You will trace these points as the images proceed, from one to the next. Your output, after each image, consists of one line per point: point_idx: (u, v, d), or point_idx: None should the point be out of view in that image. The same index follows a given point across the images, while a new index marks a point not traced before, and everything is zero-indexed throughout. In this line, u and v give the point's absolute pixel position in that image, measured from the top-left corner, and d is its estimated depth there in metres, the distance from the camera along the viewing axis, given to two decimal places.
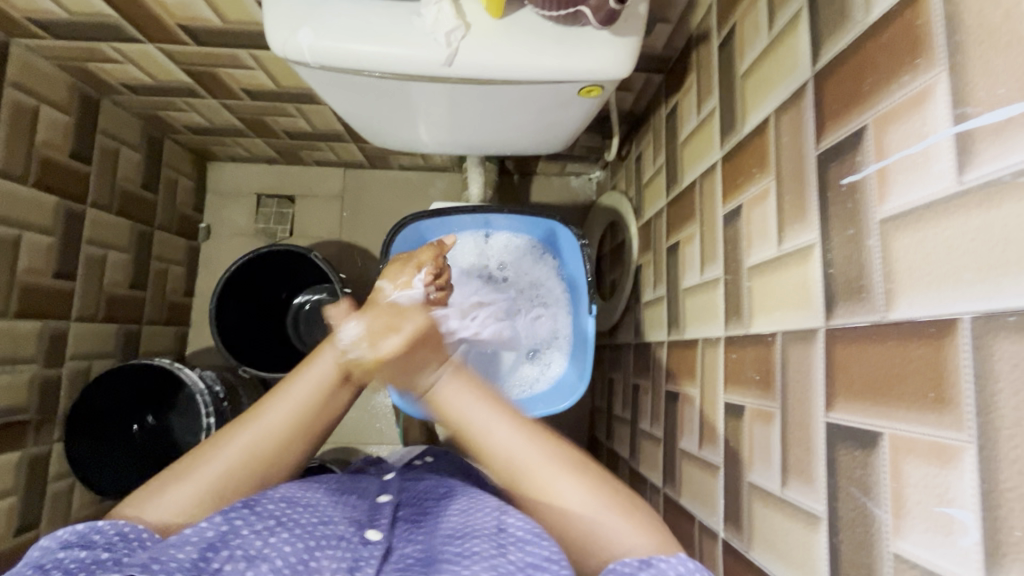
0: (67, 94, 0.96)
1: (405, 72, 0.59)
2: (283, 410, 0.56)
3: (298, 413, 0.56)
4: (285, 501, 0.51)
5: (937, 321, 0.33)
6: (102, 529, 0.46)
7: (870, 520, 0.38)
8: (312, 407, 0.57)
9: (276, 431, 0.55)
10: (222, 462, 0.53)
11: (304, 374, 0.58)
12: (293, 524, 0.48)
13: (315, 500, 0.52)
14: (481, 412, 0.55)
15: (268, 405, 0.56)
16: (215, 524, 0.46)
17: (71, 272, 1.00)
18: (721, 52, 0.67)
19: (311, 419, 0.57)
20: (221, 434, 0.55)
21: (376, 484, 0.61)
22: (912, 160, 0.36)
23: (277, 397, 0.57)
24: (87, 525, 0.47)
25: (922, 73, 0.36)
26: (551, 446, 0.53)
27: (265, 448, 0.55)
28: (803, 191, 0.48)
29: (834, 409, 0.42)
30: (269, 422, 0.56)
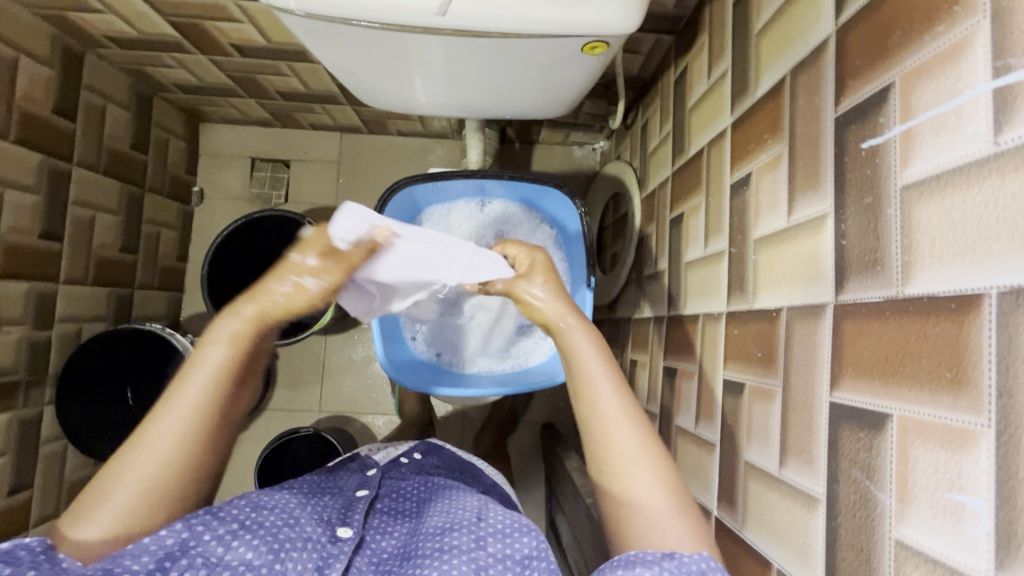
0: (47, 46, 0.92)
1: (396, 21, 0.56)
2: (172, 429, 0.48)
3: (194, 423, 0.48)
4: (251, 505, 0.50)
5: (958, 296, 0.31)
6: (29, 545, 0.42)
7: (872, 504, 0.36)
8: (205, 413, 0.49)
9: (167, 447, 0.47)
10: (126, 491, 0.46)
11: (178, 386, 0.49)
12: (259, 527, 0.48)
13: (282, 502, 0.52)
14: (600, 371, 0.53)
15: (157, 423, 0.48)
16: (176, 531, 0.45)
17: (58, 233, 0.98)
18: (736, 9, 0.63)
19: (197, 429, 0.48)
20: (108, 469, 0.47)
21: (356, 481, 0.63)
22: (941, 120, 0.33)
23: (161, 414, 0.48)
24: (10, 542, 0.42)
25: (960, 21, 0.32)
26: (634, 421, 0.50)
27: (159, 467, 0.47)
28: (817, 158, 0.45)
29: (839, 389, 0.40)
30: (155, 441, 0.47)
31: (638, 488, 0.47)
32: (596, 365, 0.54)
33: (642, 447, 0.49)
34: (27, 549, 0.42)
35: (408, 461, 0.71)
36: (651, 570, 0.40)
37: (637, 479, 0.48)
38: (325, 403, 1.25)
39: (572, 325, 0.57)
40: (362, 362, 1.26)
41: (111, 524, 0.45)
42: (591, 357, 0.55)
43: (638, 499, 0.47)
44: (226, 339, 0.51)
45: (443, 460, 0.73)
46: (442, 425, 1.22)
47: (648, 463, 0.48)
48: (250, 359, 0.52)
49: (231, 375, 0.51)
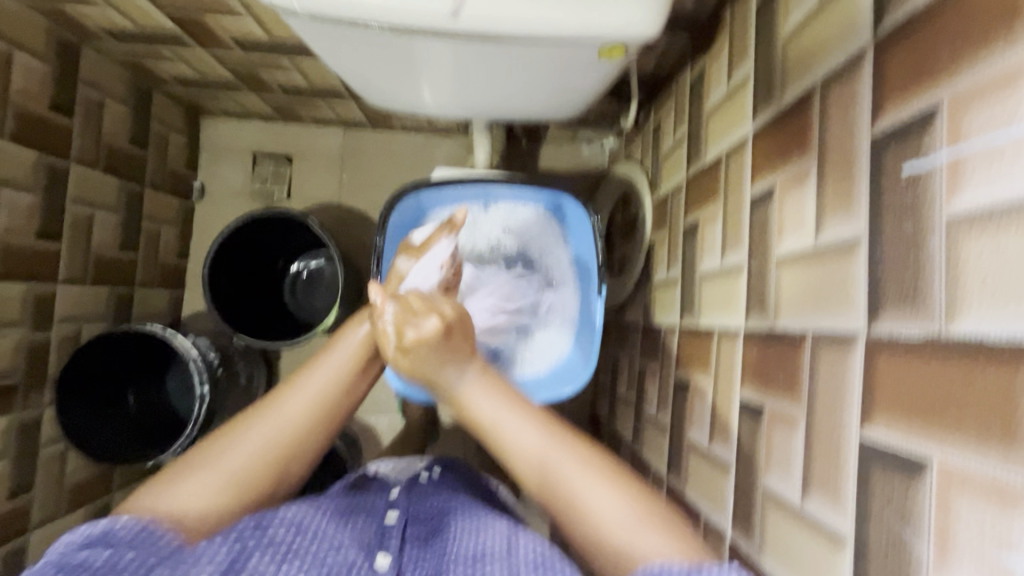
0: (43, 40, 0.89)
1: (405, 25, 0.53)
2: (300, 401, 0.53)
3: (313, 403, 0.54)
4: (294, 528, 0.48)
5: (1012, 342, 0.29)
6: (124, 527, 0.44)
7: (907, 550, 0.34)
8: (327, 398, 0.54)
9: (297, 419, 0.52)
10: (233, 454, 0.50)
11: (316, 368, 0.56)
12: (304, 554, 0.47)
13: (324, 526, 0.50)
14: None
15: (279, 399, 0.53)
16: (228, 544, 0.45)
17: (56, 233, 0.96)
18: (760, 11, 0.60)
19: (325, 414, 0.54)
20: (231, 427, 0.52)
21: (382, 504, 0.60)
22: (997, 149, 0.31)
23: (292, 390, 0.54)
24: (110, 522, 0.44)
25: (1020, 43, 0.30)
26: (576, 444, 0.51)
27: (285, 439, 0.52)
28: (849, 177, 0.42)
29: (872, 424, 0.38)
30: (289, 411, 0.53)
31: (601, 513, 0.47)
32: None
33: (598, 474, 0.49)
34: (123, 531, 0.43)
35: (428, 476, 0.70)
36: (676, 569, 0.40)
37: (595, 507, 0.48)
38: None
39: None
40: None
41: (221, 483, 0.49)
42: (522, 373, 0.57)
43: (601, 519, 0.47)
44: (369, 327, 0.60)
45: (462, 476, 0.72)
46: (446, 427, 1.20)
47: (602, 485, 0.49)
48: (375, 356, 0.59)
49: (361, 369, 0.57)
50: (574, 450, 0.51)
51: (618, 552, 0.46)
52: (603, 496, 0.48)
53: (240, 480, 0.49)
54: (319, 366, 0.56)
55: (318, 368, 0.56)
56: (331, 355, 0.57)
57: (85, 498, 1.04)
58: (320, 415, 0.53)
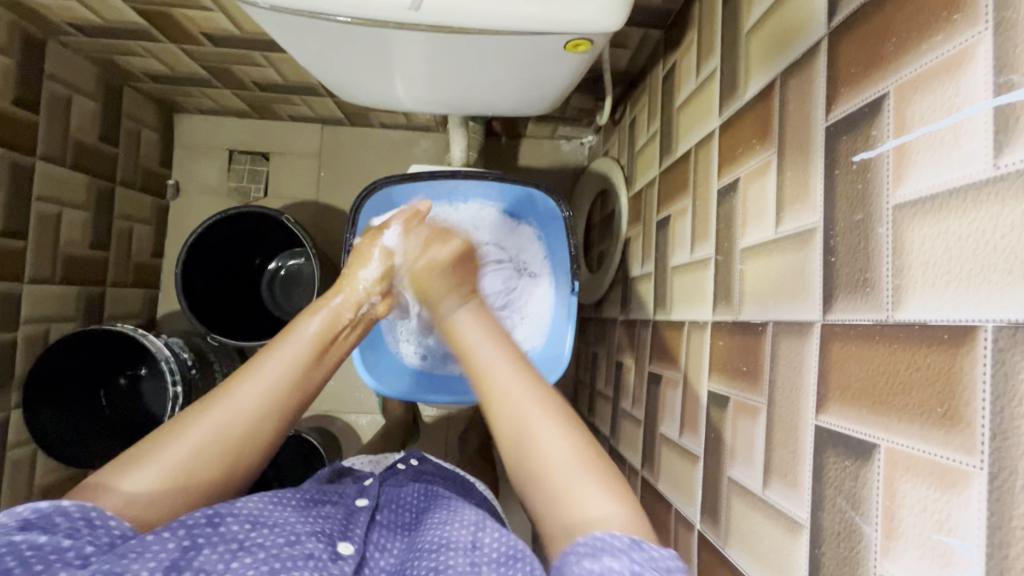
0: (5, 33, 0.87)
1: (368, 17, 0.52)
2: (257, 388, 0.52)
3: (273, 390, 0.53)
4: (250, 522, 0.48)
5: (953, 327, 0.29)
6: (67, 510, 0.43)
7: (857, 536, 0.35)
8: (287, 384, 0.54)
9: (249, 409, 0.51)
10: (186, 445, 0.48)
11: (269, 355, 0.55)
12: (259, 548, 0.46)
13: (282, 518, 0.50)
14: (506, 370, 0.53)
15: (235, 386, 0.52)
16: (178, 536, 0.44)
17: (22, 230, 0.93)
18: (726, 5, 0.60)
19: (278, 403, 0.53)
20: (180, 418, 0.50)
21: (354, 489, 0.60)
22: (938, 137, 0.31)
23: (245, 376, 0.53)
24: (50, 504, 0.43)
25: (959, 31, 0.30)
26: (547, 401, 0.50)
27: (236, 427, 0.50)
28: (806, 168, 0.43)
29: (824, 412, 0.38)
30: (240, 399, 0.51)
31: (552, 456, 0.47)
32: (498, 360, 0.54)
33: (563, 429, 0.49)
34: (65, 514, 0.42)
35: (405, 469, 0.69)
36: (620, 560, 0.38)
37: (551, 453, 0.47)
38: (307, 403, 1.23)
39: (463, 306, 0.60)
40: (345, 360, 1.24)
41: (167, 474, 0.47)
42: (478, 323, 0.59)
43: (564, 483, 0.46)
44: (316, 323, 0.59)
45: (439, 469, 0.72)
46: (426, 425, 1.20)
47: (559, 434, 0.48)
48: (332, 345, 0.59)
49: (316, 358, 0.57)
50: (543, 407, 0.50)
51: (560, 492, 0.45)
52: (560, 446, 0.47)
53: (193, 471, 0.48)
54: (281, 350, 0.55)
55: (278, 352, 0.55)
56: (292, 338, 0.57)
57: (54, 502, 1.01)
58: (276, 403, 0.53)
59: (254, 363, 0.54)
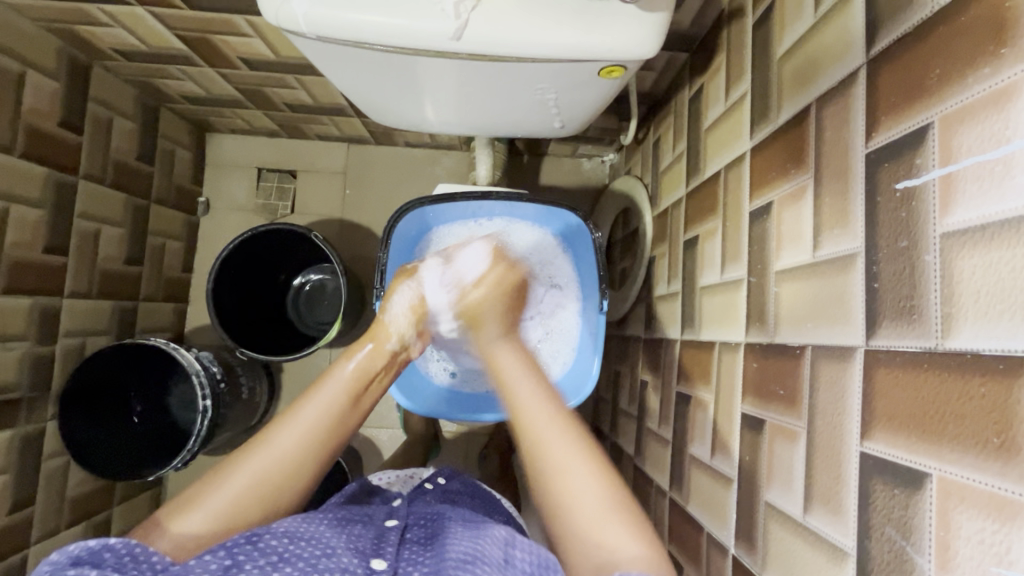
0: (54, 59, 0.91)
1: (409, 46, 0.54)
2: (295, 433, 0.55)
3: (309, 434, 0.55)
4: (289, 536, 0.48)
5: (1007, 357, 0.29)
6: (114, 546, 0.44)
7: (909, 566, 0.35)
8: (324, 426, 0.57)
9: (285, 456, 0.54)
10: (234, 487, 0.51)
11: (309, 402, 0.57)
12: (297, 558, 0.46)
13: (319, 532, 0.50)
14: (534, 402, 0.59)
15: (273, 433, 0.55)
16: (219, 557, 0.45)
17: (62, 247, 0.97)
18: (756, 30, 0.61)
19: (318, 444, 0.56)
20: (226, 464, 0.53)
21: (383, 512, 0.61)
22: (986, 169, 0.31)
23: (285, 423, 0.55)
24: (98, 542, 0.44)
25: (1007, 66, 0.31)
26: (566, 426, 0.57)
27: (272, 473, 0.53)
28: (846, 194, 0.43)
29: (871, 439, 0.38)
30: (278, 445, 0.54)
31: (565, 470, 0.53)
32: (536, 403, 0.59)
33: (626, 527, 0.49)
34: (113, 549, 0.44)
35: (432, 488, 0.70)
36: None
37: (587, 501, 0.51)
38: None
39: (501, 348, 0.67)
40: None
41: (213, 521, 0.50)
42: (511, 362, 0.65)
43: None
44: (351, 375, 0.62)
45: (466, 487, 0.72)
46: (447, 441, 1.20)
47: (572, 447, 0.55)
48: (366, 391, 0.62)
49: (351, 403, 0.60)
50: (563, 430, 0.56)
51: (561, 504, 0.51)
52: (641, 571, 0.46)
53: (235, 511, 0.50)
54: (319, 394, 0.58)
55: (316, 397, 0.58)
56: (328, 386, 0.59)
57: (84, 513, 1.03)
58: (315, 442, 0.55)
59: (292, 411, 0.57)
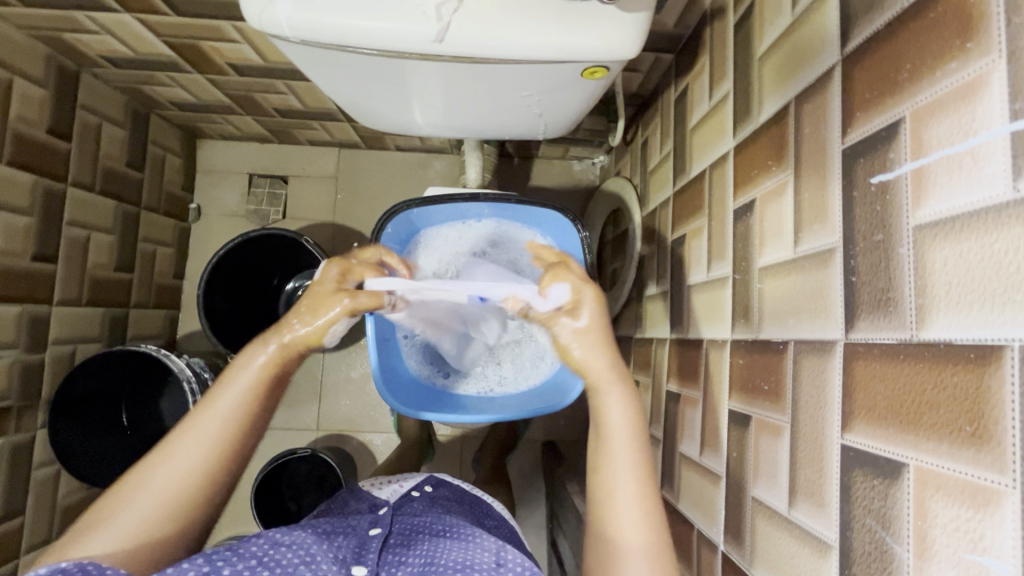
0: (42, 66, 0.91)
1: (392, 49, 0.54)
2: (195, 445, 0.49)
3: (212, 439, 0.50)
4: (270, 542, 0.48)
5: (978, 345, 0.30)
6: (66, 568, 0.39)
7: (889, 556, 0.35)
8: (228, 427, 0.51)
9: (187, 462, 0.49)
10: (136, 509, 0.47)
11: (208, 407, 0.52)
12: (277, 565, 0.46)
13: (300, 538, 0.50)
14: (622, 444, 0.54)
15: (170, 443, 0.50)
16: (198, 564, 0.44)
17: (52, 254, 0.96)
18: (737, 30, 0.62)
19: (225, 445, 0.51)
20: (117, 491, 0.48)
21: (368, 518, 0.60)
22: (955, 161, 0.32)
23: (182, 436, 0.50)
24: (48, 568, 0.40)
25: (972, 60, 0.31)
26: (635, 442, 0.54)
27: (176, 485, 0.48)
28: (824, 190, 0.44)
29: (851, 431, 0.39)
30: (175, 461, 0.49)
31: (617, 481, 0.52)
32: (624, 430, 0.55)
33: (641, 524, 0.50)
34: (66, 569, 0.39)
35: (420, 494, 0.70)
36: None
37: (623, 503, 0.51)
38: (323, 422, 1.24)
39: (610, 385, 0.57)
40: (361, 379, 1.25)
41: (122, 544, 0.45)
42: (614, 411, 0.56)
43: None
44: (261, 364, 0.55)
45: (454, 493, 0.73)
46: (441, 445, 1.20)
47: (633, 465, 0.53)
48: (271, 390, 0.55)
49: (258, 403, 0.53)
50: (629, 446, 0.54)
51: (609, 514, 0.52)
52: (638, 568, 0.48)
53: (146, 529, 0.46)
54: (228, 383, 0.53)
55: (229, 384, 0.53)
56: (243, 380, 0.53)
57: (76, 522, 1.02)
58: (218, 445, 0.50)
59: (189, 423, 0.51)
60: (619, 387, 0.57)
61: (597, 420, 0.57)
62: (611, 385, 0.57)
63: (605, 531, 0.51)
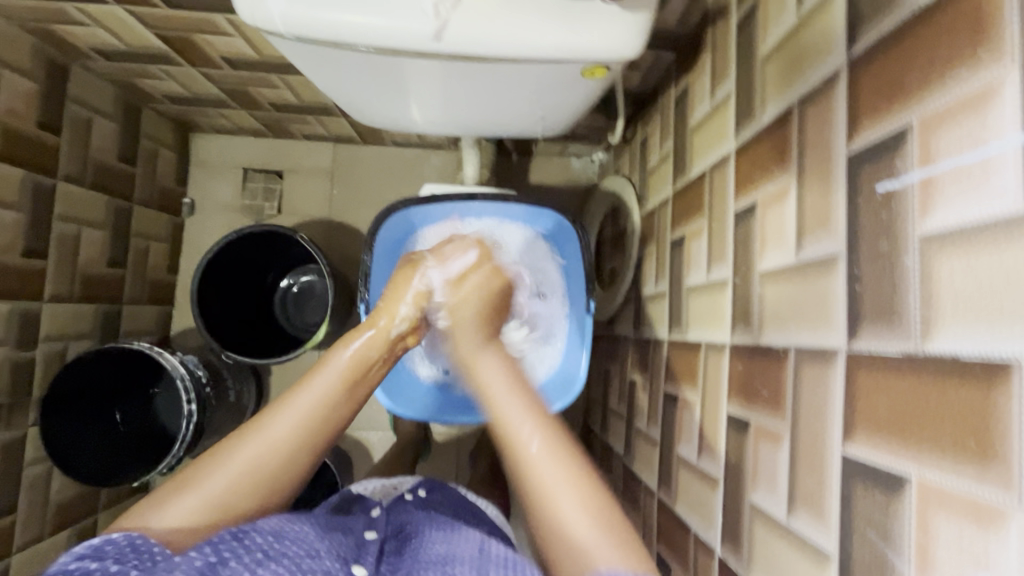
0: (30, 58, 0.89)
1: (388, 46, 0.53)
2: (289, 420, 0.53)
3: (305, 420, 0.54)
4: (273, 534, 0.47)
5: (986, 361, 0.29)
6: (115, 540, 0.45)
7: (889, 569, 0.35)
8: (317, 413, 0.55)
9: (280, 441, 0.52)
10: (225, 474, 0.50)
11: (308, 386, 0.56)
12: (283, 556, 0.45)
13: (302, 533, 0.49)
14: (525, 423, 0.54)
15: (274, 412, 0.54)
16: (206, 553, 0.44)
17: (42, 250, 0.95)
18: (740, 29, 0.61)
19: (315, 428, 0.54)
20: (215, 452, 0.52)
21: (363, 521, 0.60)
22: (965, 171, 0.31)
23: (278, 410, 0.54)
24: (100, 539, 0.45)
25: (984, 67, 0.31)
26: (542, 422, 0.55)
27: (267, 459, 0.52)
28: (828, 196, 0.43)
29: (852, 441, 0.38)
30: (273, 430, 0.53)
31: (539, 465, 0.51)
32: (508, 396, 0.57)
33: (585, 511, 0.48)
34: (114, 544, 0.45)
35: (413, 498, 0.70)
36: None
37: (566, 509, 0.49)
38: None
39: (480, 351, 0.63)
40: None
41: (207, 507, 0.49)
42: (495, 376, 0.60)
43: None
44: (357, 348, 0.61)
45: (448, 498, 0.72)
46: (437, 442, 1.20)
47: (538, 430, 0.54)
48: (367, 373, 0.61)
49: (346, 394, 0.57)
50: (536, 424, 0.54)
51: (546, 498, 0.50)
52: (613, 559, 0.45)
53: (228, 494, 0.50)
54: (327, 364, 0.59)
55: (328, 362, 0.59)
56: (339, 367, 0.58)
57: (69, 519, 1.02)
58: (308, 429, 0.54)
59: (292, 394, 0.55)
60: (494, 351, 0.64)
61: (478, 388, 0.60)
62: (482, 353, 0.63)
63: (556, 527, 0.48)
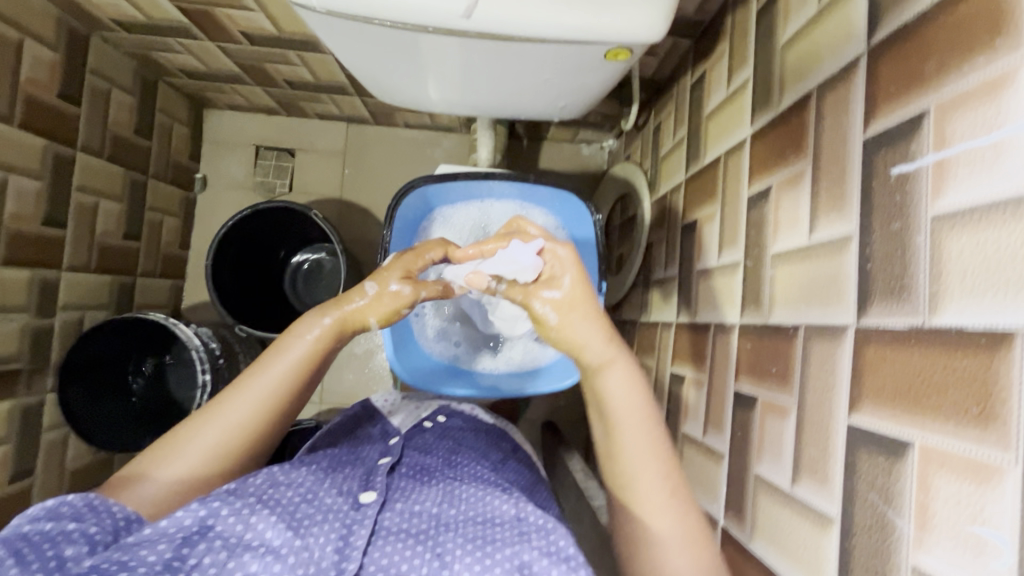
0: (53, 29, 0.90)
1: (417, 22, 0.54)
2: (246, 404, 0.56)
3: (262, 401, 0.57)
4: (270, 482, 0.49)
5: (990, 332, 0.31)
6: (70, 501, 0.46)
7: (889, 527, 0.37)
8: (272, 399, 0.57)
9: (240, 423, 0.56)
10: (190, 452, 0.53)
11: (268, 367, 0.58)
12: (276, 504, 0.47)
13: (302, 478, 0.51)
14: (637, 423, 0.57)
15: (229, 399, 0.56)
16: (193, 511, 0.45)
17: (61, 220, 0.96)
18: (760, 18, 0.62)
19: (274, 404, 0.57)
20: (182, 429, 0.55)
21: (378, 449, 0.61)
22: (978, 154, 0.33)
23: (239, 394, 0.56)
24: (53, 499, 0.45)
25: (1001, 55, 0.32)
26: (646, 416, 0.58)
27: (231, 439, 0.55)
28: (842, 180, 0.45)
29: (859, 411, 0.40)
30: (234, 415, 0.56)
31: (628, 455, 0.56)
32: (633, 399, 0.58)
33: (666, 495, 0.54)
34: (70, 505, 0.45)
35: (432, 424, 0.68)
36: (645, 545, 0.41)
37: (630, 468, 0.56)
38: (326, 396, 1.25)
39: (613, 362, 0.59)
40: (364, 354, 1.26)
41: (176, 480, 0.52)
42: (620, 389, 0.58)
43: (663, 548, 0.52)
44: (313, 336, 0.60)
45: (468, 421, 0.70)
46: None
47: (647, 438, 0.57)
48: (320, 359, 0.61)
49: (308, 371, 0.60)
50: (643, 420, 0.57)
51: (638, 498, 0.55)
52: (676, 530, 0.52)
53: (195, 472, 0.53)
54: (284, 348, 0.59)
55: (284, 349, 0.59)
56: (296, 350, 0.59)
57: (84, 484, 1.04)
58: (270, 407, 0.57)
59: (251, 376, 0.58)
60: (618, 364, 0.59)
61: (602, 398, 0.59)
62: (612, 363, 0.59)
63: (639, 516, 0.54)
